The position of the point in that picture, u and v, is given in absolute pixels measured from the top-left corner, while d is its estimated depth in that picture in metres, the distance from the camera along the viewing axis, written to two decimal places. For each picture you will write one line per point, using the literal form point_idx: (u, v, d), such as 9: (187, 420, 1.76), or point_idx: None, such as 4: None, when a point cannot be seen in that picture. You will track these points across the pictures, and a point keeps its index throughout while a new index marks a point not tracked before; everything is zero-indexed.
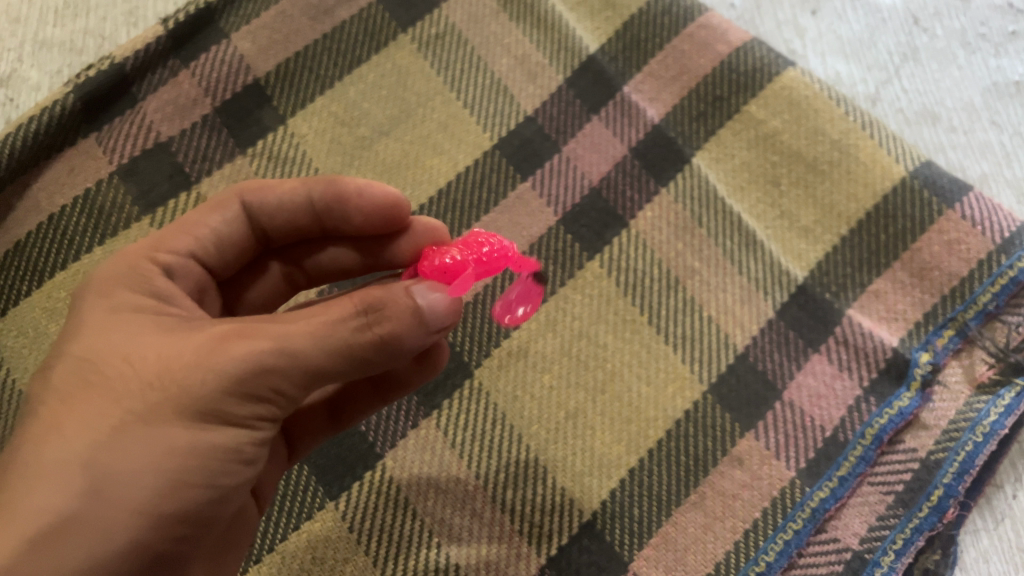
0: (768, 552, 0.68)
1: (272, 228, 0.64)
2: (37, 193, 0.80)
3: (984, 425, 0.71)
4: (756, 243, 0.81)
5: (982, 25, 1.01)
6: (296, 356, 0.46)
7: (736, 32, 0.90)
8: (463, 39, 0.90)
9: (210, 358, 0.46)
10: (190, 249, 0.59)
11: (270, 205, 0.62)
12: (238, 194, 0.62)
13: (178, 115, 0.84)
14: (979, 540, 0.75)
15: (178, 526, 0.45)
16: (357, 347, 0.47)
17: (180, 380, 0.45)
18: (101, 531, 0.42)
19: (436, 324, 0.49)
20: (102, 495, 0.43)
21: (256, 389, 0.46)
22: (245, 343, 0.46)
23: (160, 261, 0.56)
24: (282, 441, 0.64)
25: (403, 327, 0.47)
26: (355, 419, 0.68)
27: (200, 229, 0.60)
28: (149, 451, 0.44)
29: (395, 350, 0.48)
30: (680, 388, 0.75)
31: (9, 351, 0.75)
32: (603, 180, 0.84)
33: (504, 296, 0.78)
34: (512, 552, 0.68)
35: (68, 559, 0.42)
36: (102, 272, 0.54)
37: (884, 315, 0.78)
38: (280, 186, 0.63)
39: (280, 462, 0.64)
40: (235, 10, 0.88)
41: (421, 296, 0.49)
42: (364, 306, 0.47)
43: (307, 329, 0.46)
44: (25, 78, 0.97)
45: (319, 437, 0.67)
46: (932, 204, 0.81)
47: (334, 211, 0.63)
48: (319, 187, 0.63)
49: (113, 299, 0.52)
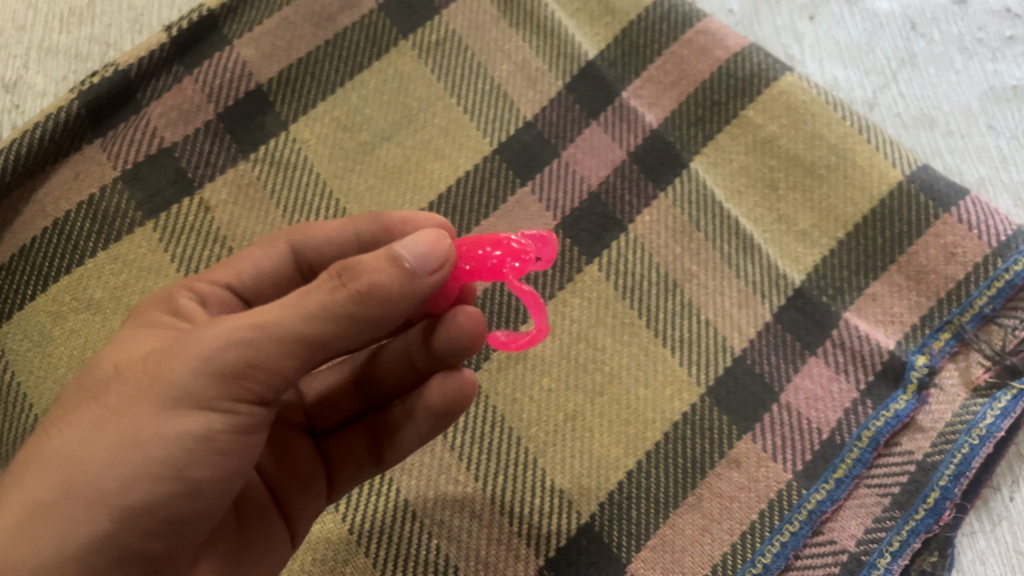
0: (765, 553, 0.69)
1: (319, 265, 0.63)
2: (43, 197, 0.81)
3: (981, 428, 0.72)
4: (754, 247, 0.82)
5: (980, 30, 1.02)
6: (267, 327, 0.47)
7: (734, 38, 0.91)
8: (463, 45, 0.91)
9: (182, 346, 0.48)
10: (229, 280, 0.60)
11: (317, 241, 0.62)
12: (286, 234, 0.62)
13: (182, 120, 0.85)
14: (977, 542, 0.75)
15: (151, 519, 0.46)
16: (336, 306, 0.47)
17: (154, 370, 0.48)
18: (75, 523, 0.45)
19: (425, 268, 0.50)
20: (78, 491, 0.45)
21: (227, 364, 0.47)
22: (217, 327, 0.48)
23: (197, 290, 0.58)
24: (320, 468, 0.66)
25: (378, 276, 0.48)
26: (394, 455, 0.67)
27: (244, 263, 0.61)
28: (125, 442, 0.46)
29: (380, 300, 0.48)
30: (679, 390, 0.76)
31: (14, 353, 0.76)
32: (602, 184, 0.85)
33: (504, 299, 0.78)
34: (511, 554, 0.69)
35: (45, 551, 0.45)
36: (146, 300, 0.58)
37: (882, 318, 0.78)
38: (328, 223, 0.63)
39: (319, 491, 0.65)
40: (239, 16, 0.89)
41: (405, 249, 0.49)
42: (336, 271, 0.48)
43: (282, 303, 0.48)
44: (31, 85, 0.99)
45: (361, 472, 0.67)
46: (929, 208, 0.81)
47: (381, 246, 0.63)
48: (364, 224, 0.62)
49: (145, 315, 0.55)
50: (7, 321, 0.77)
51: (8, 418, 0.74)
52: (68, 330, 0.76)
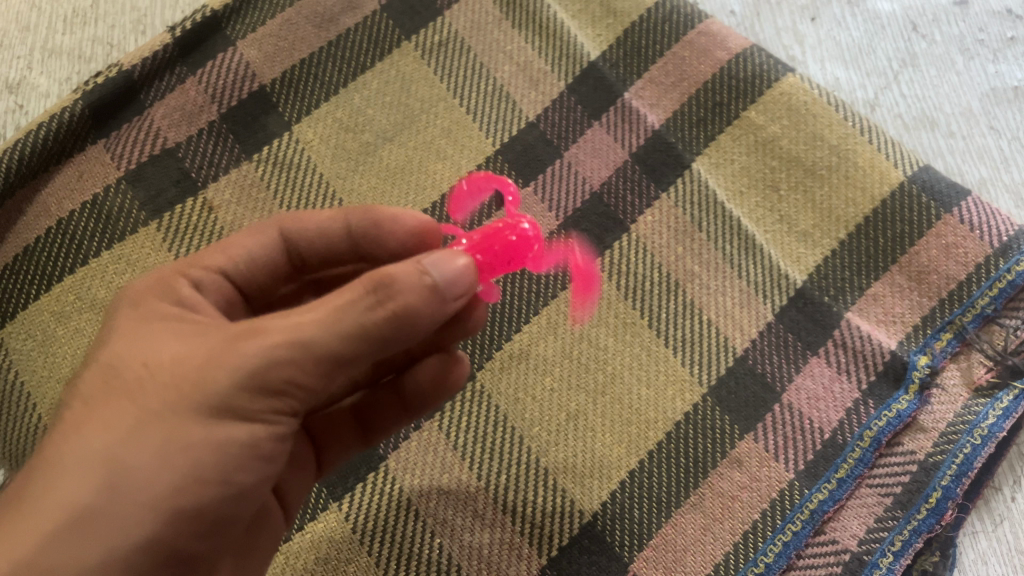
0: (767, 553, 0.69)
1: (310, 255, 0.64)
2: (46, 198, 0.81)
3: (983, 428, 0.72)
4: (755, 247, 0.82)
5: (981, 31, 1.02)
6: (307, 345, 0.47)
7: (735, 39, 0.92)
8: (465, 46, 0.92)
9: (224, 357, 0.47)
10: (222, 266, 0.59)
11: (308, 231, 0.62)
12: (277, 223, 0.62)
13: (186, 121, 0.85)
14: (979, 542, 0.75)
15: (199, 516, 0.47)
16: (371, 326, 0.47)
17: (194, 378, 0.47)
18: (124, 523, 0.45)
19: (453, 293, 0.49)
20: (122, 491, 0.45)
21: (270, 379, 0.47)
22: (259, 342, 0.48)
23: (191, 276, 0.57)
24: (309, 450, 0.64)
25: (415, 301, 0.47)
26: (384, 436, 0.67)
27: (235, 248, 0.60)
28: (178, 445, 0.46)
29: (411, 323, 0.48)
30: (680, 390, 0.76)
31: (19, 354, 0.76)
32: (604, 185, 0.85)
33: (507, 299, 0.79)
34: (514, 553, 0.69)
35: (94, 551, 0.44)
36: (137, 286, 0.56)
37: (883, 318, 0.78)
38: (320, 212, 0.63)
39: (308, 470, 0.64)
40: (242, 17, 0.90)
41: (434, 267, 0.49)
42: (373, 285, 0.47)
43: (319, 318, 0.47)
44: (34, 85, 0.99)
45: (351, 449, 0.66)
46: (931, 208, 0.81)
47: (371, 236, 0.63)
48: (356, 213, 0.63)
49: (145, 309, 0.54)
50: (9, 321, 0.77)
51: (11, 419, 0.74)
52: (71, 331, 0.77)
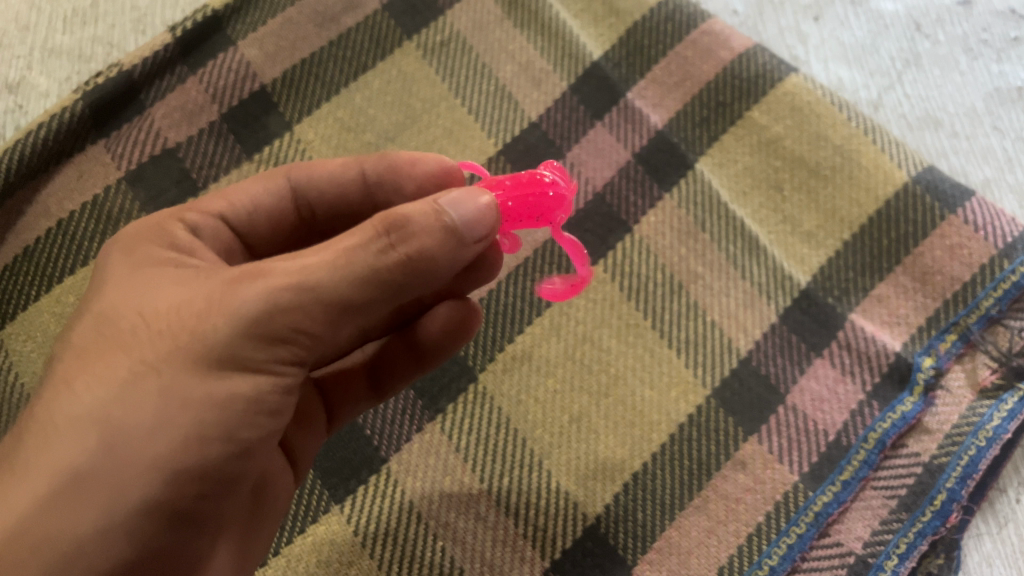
0: (771, 555, 0.68)
1: (319, 205, 0.64)
2: (46, 199, 0.81)
3: (987, 430, 0.72)
4: (759, 248, 0.82)
5: (984, 31, 1.01)
6: (317, 288, 0.47)
7: (739, 38, 0.91)
8: (467, 46, 0.91)
9: (225, 301, 0.47)
10: (222, 211, 0.60)
11: (320, 179, 0.63)
12: (286, 170, 0.63)
13: (186, 121, 0.85)
14: (983, 544, 0.75)
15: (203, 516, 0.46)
16: (382, 268, 0.47)
17: (193, 328, 0.47)
18: (129, 523, 0.44)
19: (473, 235, 0.50)
20: (124, 499, 0.44)
21: (274, 331, 0.47)
22: (261, 283, 0.47)
23: (188, 220, 0.57)
24: (320, 407, 0.65)
25: (429, 242, 0.48)
26: (394, 388, 0.68)
27: (236, 195, 0.61)
28: (180, 444, 0.45)
29: (428, 265, 0.49)
30: (684, 392, 0.75)
31: (18, 354, 0.76)
32: (607, 185, 0.85)
33: (507, 301, 0.79)
34: (516, 555, 0.68)
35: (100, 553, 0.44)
36: (130, 232, 0.55)
37: (888, 320, 0.78)
38: (332, 162, 0.64)
39: (319, 427, 0.65)
40: (243, 16, 0.89)
41: (453, 207, 0.49)
42: (385, 228, 0.48)
43: (328, 261, 0.48)
44: (34, 85, 0.98)
45: (363, 405, 0.68)
46: (935, 209, 0.81)
47: (387, 183, 0.64)
48: (369, 160, 0.64)
49: (136, 256, 0.53)
50: (9, 322, 0.77)
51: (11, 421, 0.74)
52: None
